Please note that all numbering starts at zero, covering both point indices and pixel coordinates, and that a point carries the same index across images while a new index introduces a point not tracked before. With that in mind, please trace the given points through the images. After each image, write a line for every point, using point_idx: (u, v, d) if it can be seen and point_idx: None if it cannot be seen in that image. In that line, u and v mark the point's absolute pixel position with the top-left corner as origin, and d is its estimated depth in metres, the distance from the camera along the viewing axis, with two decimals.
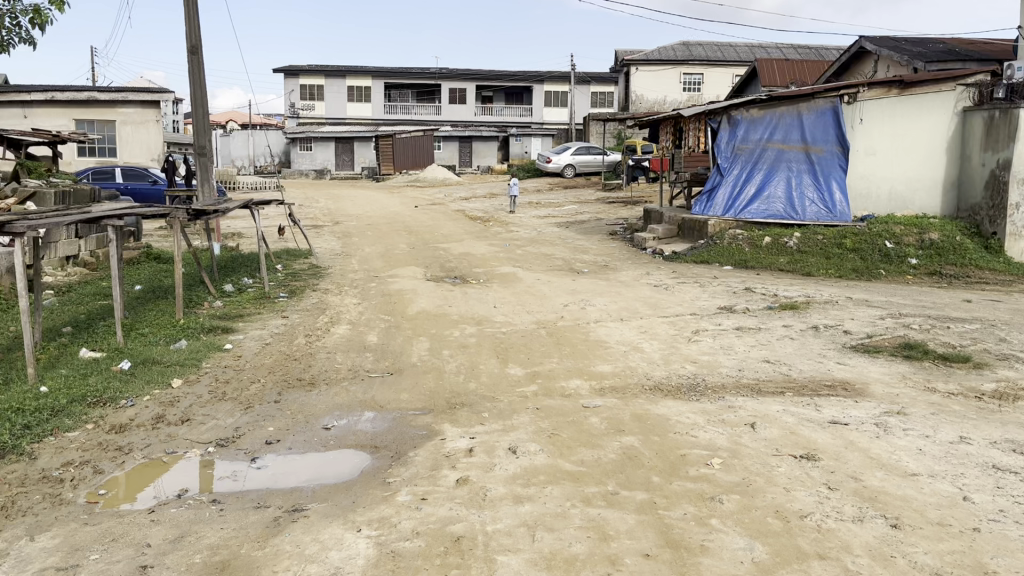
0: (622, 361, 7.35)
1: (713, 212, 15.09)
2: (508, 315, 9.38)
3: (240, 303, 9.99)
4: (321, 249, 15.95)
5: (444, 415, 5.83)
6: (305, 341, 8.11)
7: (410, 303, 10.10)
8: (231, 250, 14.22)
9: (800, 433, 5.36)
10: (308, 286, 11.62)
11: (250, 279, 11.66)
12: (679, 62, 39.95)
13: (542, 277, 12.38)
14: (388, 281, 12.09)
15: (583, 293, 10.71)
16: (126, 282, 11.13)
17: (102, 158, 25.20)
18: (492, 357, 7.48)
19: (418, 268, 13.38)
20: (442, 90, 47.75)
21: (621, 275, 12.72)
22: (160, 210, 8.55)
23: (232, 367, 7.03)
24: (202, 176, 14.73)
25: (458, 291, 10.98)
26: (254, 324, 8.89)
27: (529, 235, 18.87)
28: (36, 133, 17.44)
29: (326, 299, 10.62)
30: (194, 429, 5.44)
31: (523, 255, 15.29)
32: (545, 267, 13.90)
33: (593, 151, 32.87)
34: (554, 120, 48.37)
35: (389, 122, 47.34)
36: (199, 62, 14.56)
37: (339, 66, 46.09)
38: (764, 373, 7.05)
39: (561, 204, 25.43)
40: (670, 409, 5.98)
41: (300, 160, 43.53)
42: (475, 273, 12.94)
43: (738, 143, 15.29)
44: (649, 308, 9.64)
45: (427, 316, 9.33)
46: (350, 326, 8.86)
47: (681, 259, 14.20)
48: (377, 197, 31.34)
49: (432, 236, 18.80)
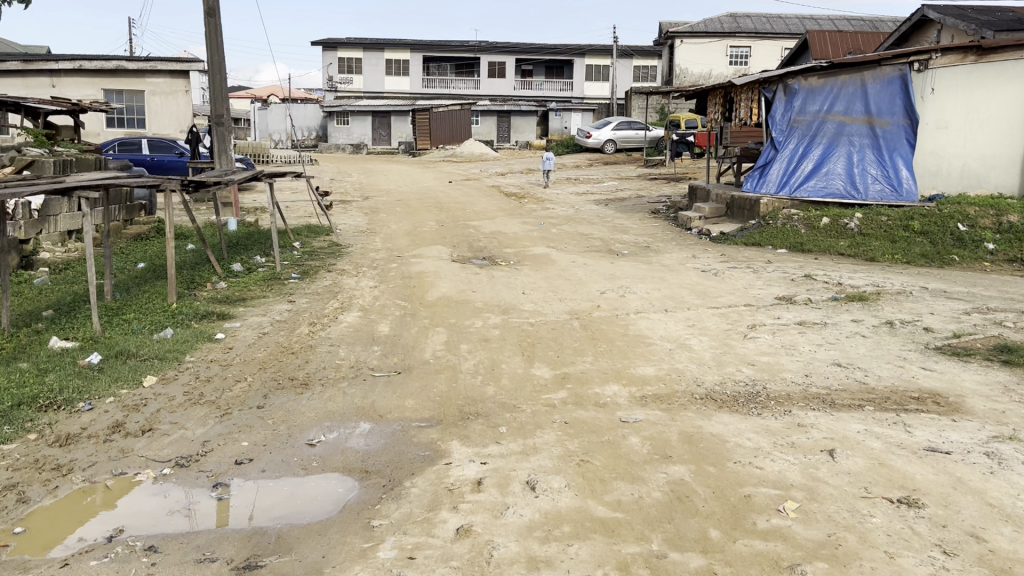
0: (667, 362, 6.33)
1: (766, 189, 13.85)
2: (537, 303, 8.40)
3: (245, 285, 9.14)
4: (344, 226, 15.07)
5: (453, 429, 4.89)
6: (308, 331, 7.21)
7: (431, 287, 9.16)
8: (248, 226, 13.40)
9: (893, 464, 4.31)
10: (324, 266, 10.74)
11: (262, 257, 10.79)
12: (725, 34, 38.29)
13: (578, 260, 11.36)
14: (411, 261, 11.15)
15: (622, 278, 9.66)
16: (129, 259, 10.34)
17: (130, 129, 24.57)
18: (516, 353, 6.50)
19: (444, 248, 12.44)
20: (481, 64, 46.54)
21: (666, 258, 11.64)
22: (149, 179, 7.64)
23: (219, 362, 6.13)
24: (219, 146, 13.86)
25: (485, 274, 10.01)
26: (255, 309, 8.01)
27: (566, 213, 17.79)
28: (55, 101, 16.79)
29: (341, 281, 9.72)
30: (154, 443, 4.55)
31: (558, 235, 14.27)
32: (582, 248, 12.88)
33: (635, 126, 31.53)
34: (595, 95, 46.96)
35: (427, 96, 46.33)
36: (216, 25, 13.65)
37: (378, 39, 45.15)
38: (836, 380, 5.97)
39: (601, 180, 24.27)
40: (726, 425, 4.96)
41: (337, 134, 42.77)
42: (505, 255, 11.95)
43: (795, 115, 13.97)
44: (697, 298, 8.57)
45: (448, 304, 8.38)
46: (360, 314, 7.94)
47: (730, 241, 13.04)
48: (411, 172, 30.42)
49: (463, 212, 17.83)
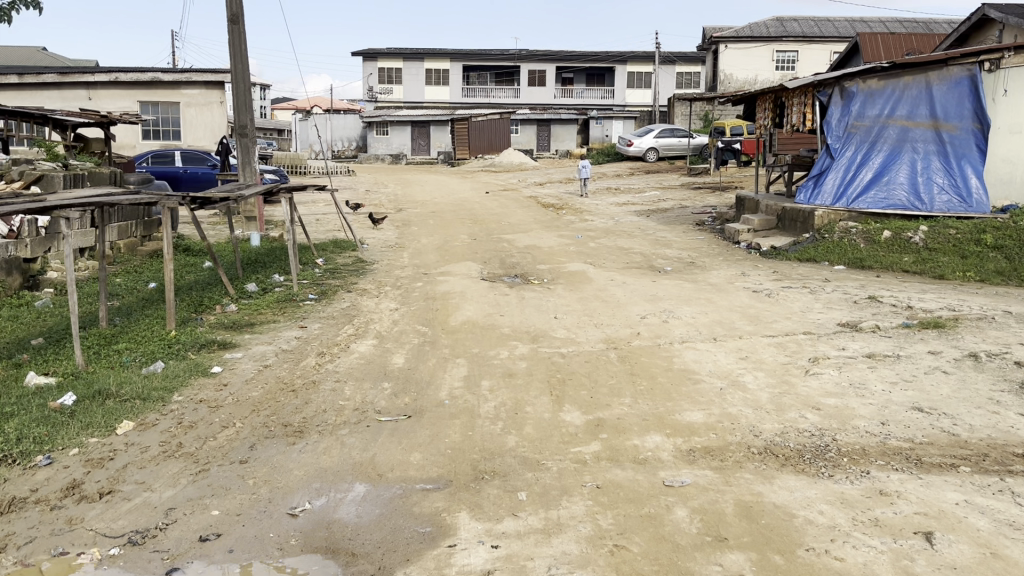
0: (717, 405, 5.49)
1: (821, 201, 12.85)
2: (570, 330, 7.61)
3: (257, 308, 8.51)
4: (373, 240, 14.45)
5: (465, 493, 4.13)
6: (315, 363, 6.51)
7: (455, 310, 8.42)
8: (272, 241, 12.84)
9: (1009, 554, 3.44)
10: (345, 285, 10.07)
11: (280, 276, 10.17)
12: (771, 39, 37.13)
13: (616, 278, 10.55)
14: (438, 280, 10.46)
15: (665, 299, 8.83)
16: (140, 278, 9.79)
17: (166, 141, 24.38)
18: (543, 393, 5.73)
19: (474, 264, 11.74)
20: (521, 73, 45.89)
21: (712, 275, 10.77)
22: (145, 197, 6.99)
23: (209, 402, 5.44)
24: (243, 158, 13.33)
25: (515, 294, 9.25)
26: (262, 336, 7.35)
27: (605, 225, 16.97)
28: (84, 114, 16.51)
29: (360, 303, 9.04)
30: (110, 511, 3.86)
31: (597, 250, 13.47)
32: (622, 263, 12.07)
33: (678, 133, 30.55)
34: (637, 102, 46.02)
35: (467, 106, 45.81)
36: (240, 32, 13.15)
37: (418, 49, 44.81)
38: (920, 429, 5.07)
39: (643, 190, 23.38)
40: (792, 492, 4.12)
41: (376, 145, 42.47)
42: (539, 272, 11.20)
43: (853, 120, 12.94)
44: (750, 324, 7.71)
45: (472, 330, 7.64)
46: (376, 341, 7.24)
47: (781, 256, 12.13)
48: (449, 183, 29.85)
49: (498, 225, 17.13)
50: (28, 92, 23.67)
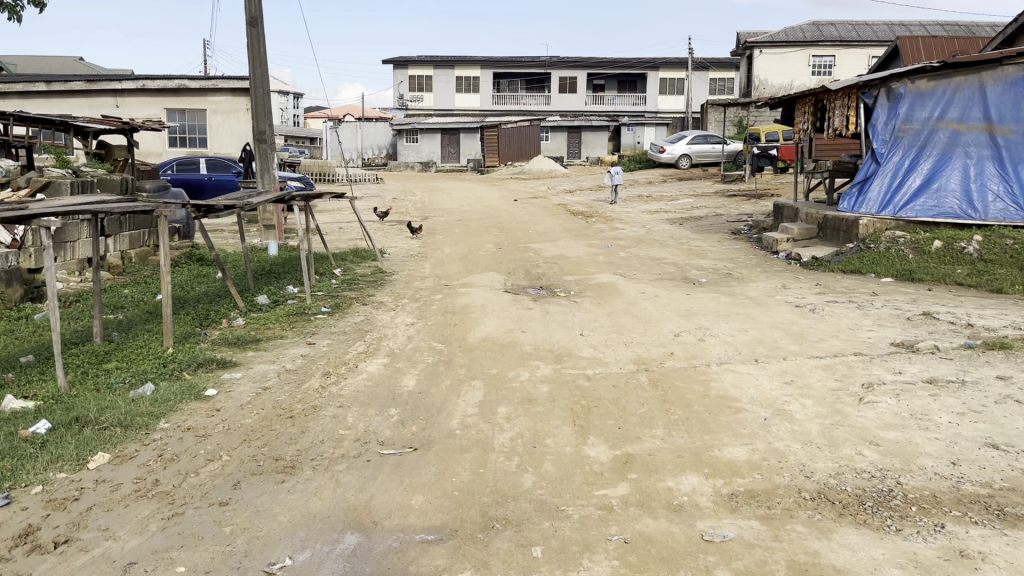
0: (761, 440, 4.88)
1: (866, 209, 12.10)
2: (597, 348, 7.03)
3: (265, 322, 8.04)
4: (395, 249, 13.99)
5: (471, 547, 3.58)
6: (318, 385, 5.98)
7: (475, 326, 7.88)
8: (290, 250, 12.41)
9: None
10: (361, 297, 9.58)
11: (294, 287, 9.71)
12: (808, 43, 36.23)
13: (648, 291, 9.94)
14: (459, 292, 9.94)
15: (700, 315, 8.21)
16: (148, 289, 9.38)
17: (193, 148, 24.23)
18: (565, 422, 5.15)
19: (498, 275, 11.21)
20: (552, 80, 45.39)
21: (750, 288, 10.12)
22: (140, 204, 6.51)
23: (197, 430, 4.95)
24: (261, 165, 12.94)
25: (539, 308, 8.69)
26: (266, 354, 6.86)
27: (636, 234, 16.36)
28: (106, 120, 16.28)
29: (375, 317, 8.54)
30: (62, 566, 3.38)
31: (627, 260, 12.87)
32: (654, 275, 11.45)
33: (711, 140, 29.80)
34: (669, 108, 45.28)
35: (497, 113, 45.41)
36: (259, 35, 12.78)
37: (449, 56, 44.54)
38: (999, 472, 4.40)
39: (676, 197, 22.71)
40: (854, 552, 3.51)
41: (406, 152, 42.19)
42: (565, 284, 10.63)
43: (900, 123, 12.21)
44: (793, 344, 7.07)
45: (492, 349, 7.09)
46: (387, 360, 6.72)
47: (823, 268, 11.43)
48: (477, 190, 29.41)
49: (525, 234, 16.60)
50: (57, 100, 23.64)
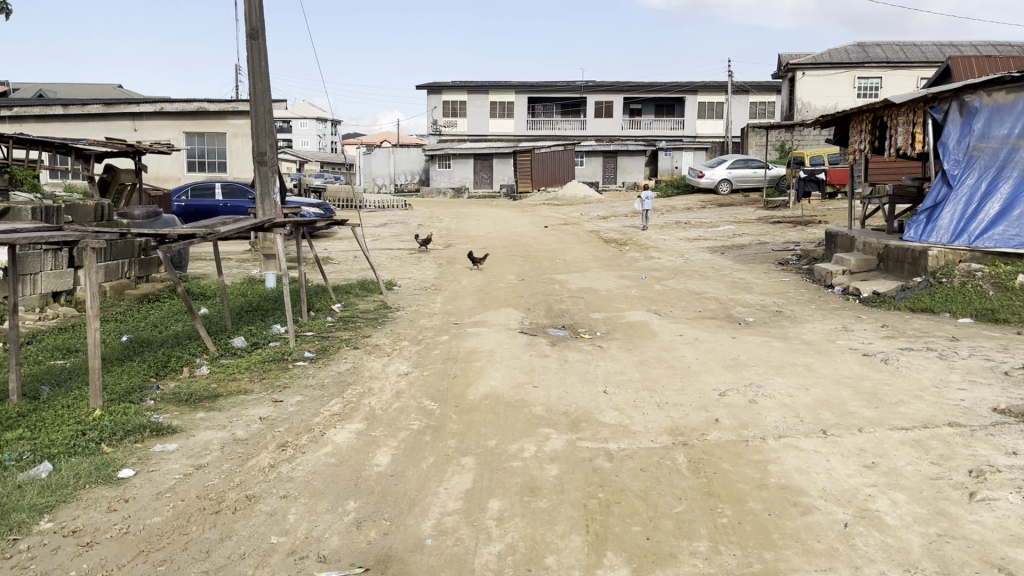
0: (844, 562, 3.52)
1: (935, 238, 10.69)
2: (624, 411, 5.70)
3: (233, 371, 6.85)
4: (407, 281, 12.83)
5: None
6: (268, 463, 4.73)
7: (478, 378, 6.61)
8: (289, 282, 11.28)
9: None
10: (355, 338, 8.36)
11: (280, 326, 8.53)
12: (853, 65, 34.65)
13: (686, 332, 8.60)
14: (468, 333, 8.69)
15: (749, 367, 6.84)
16: (115, 329, 8.28)
17: (212, 173, 23.49)
18: (574, 528, 3.84)
19: (516, 312, 9.96)
20: (588, 104, 44.28)
21: (806, 330, 8.73)
22: (61, 235, 5.34)
23: (83, 536, 3.75)
24: (262, 190, 11.91)
25: (556, 353, 7.37)
26: (218, 416, 5.64)
27: (672, 263, 15.01)
28: (110, 142, 15.43)
29: (365, 363, 7.31)
30: None
31: (663, 294, 11.54)
32: (692, 312, 10.10)
33: (752, 164, 28.37)
34: (708, 133, 43.93)
35: (531, 138, 44.42)
36: (260, 49, 11.78)
37: (482, 81, 43.75)
38: None
39: (716, 224, 21.32)
40: None
41: (438, 178, 41.41)
42: (591, 323, 9.32)
43: (975, 141, 10.69)
44: (868, 409, 5.67)
45: (494, 411, 5.81)
46: (362, 425, 5.45)
47: (888, 306, 10.00)
48: (508, 217, 28.27)
49: (552, 264, 15.36)
50: (75, 124, 23.05)
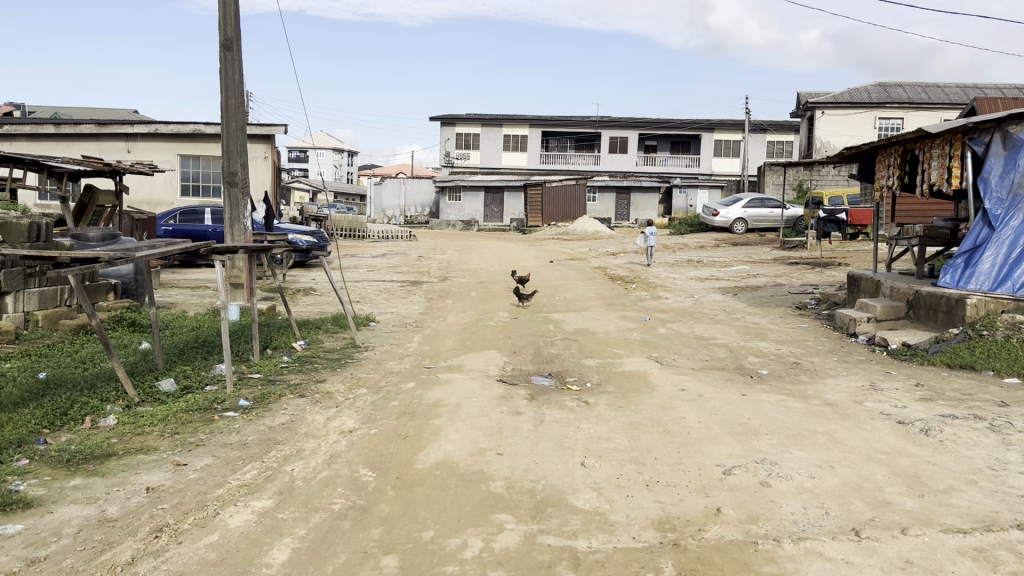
0: None
1: (975, 285, 9.54)
2: (603, 492, 4.56)
3: (144, 422, 5.75)
4: (388, 316, 11.77)
5: None
6: (125, 558, 3.62)
7: (432, 440, 5.48)
8: (253, 316, 10.24)
9: None
10: (306, 383, 7.26)
11: (222, 368, 7.44)
12: (874, 105, 33.63)
13: (689, 386, 7.45)
14: (438, 380, 7.58)
15: (761, 435, 5.67)
16: (32, 365, 7.22)
17: (206, 198, 22.69)
18: None
19: (499, 356, 8.85)
20: (602, 139, 43.46)
21: (827, 388, 7.55)
22: None
23: None
24: (231, 213, 10.93)
25: (532, 409, 6.23)
26: (94, 485, 4.52)
27: (680, 305, 13.90)
28: (85, 161, 14.59)
29: (307, 415, 6.20)
30: None
31: (668, 339, 10.41)
32: (698, 361, 8.95)
33: (769, 204, 27.33)
34: (725, 171, 42.97)
35: (544, 173, 43.62)
36: (234, 60, 10.92)
37: (497, 114, 43.11)
38: None
39: (729, 264, 20.21)
40: None
41: (448, 211, 40.66)
42: (582, 371, 8.19)
43: (1020, 178, 9.52)
44: (911, 500, 4.49)
45: (442, 488, 4.67)
46: (272, 504, 4.33)
47: (921, 360, 8.82)
48: (515, 250, 27.26)
49: (551, 301, 14.28)
50: (66, 143, 22.32)
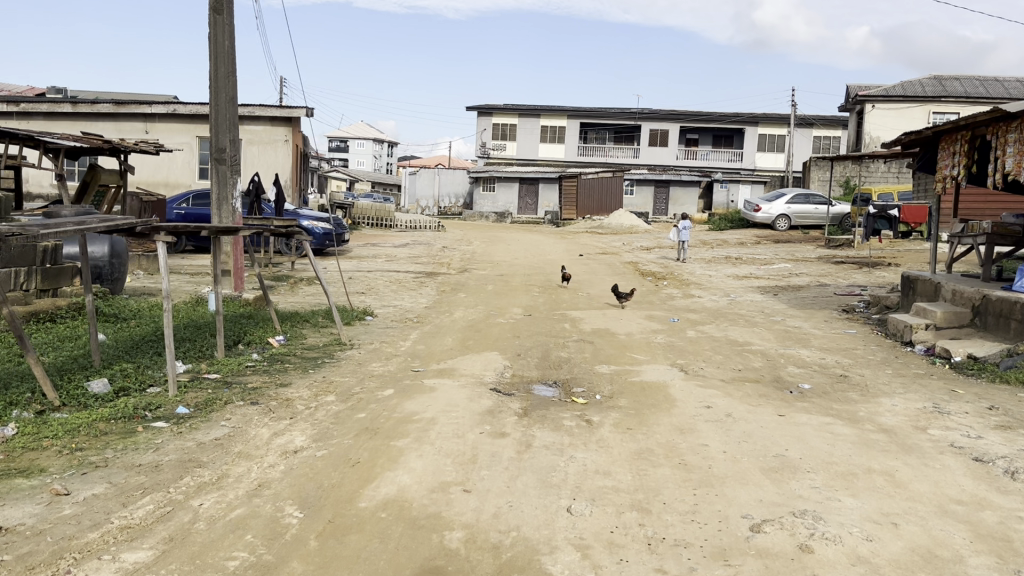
0: None
1: None
2: (589, 553, 3.45)
3: (46, 432, 4.75)
4: (390, 310, 10.74)
5: None
6: None
7: (387, 468, 4.40)
8: (236, 307, 9.28)
9: None
10: (266, 387, 6.23)
11: (172, 368, 6.46)
12: (929, 98, 31.74)
13: (716, 403, 6.28)
14: (422, 387, 6.51)
15: (802, 474, 4.51)
16: None
17: None
18: None
19: (500, 360, 7.75)
20: (641, 131, 42.02)
21: (883, 410, 6.32)
22: None
23: None
24: (218, 192, 10.03)
25: (521, 430, 5.12)
26: None
27: (714, 305, 12.67)
28: (84, 138, 13.72)
29: (250, 430, 5.16)
30: None
31: (697, 343, 9.22)
32: (730, 370, 7.76)
33: (814, 200, 25.80)
34: (768, 166, 41.34)
35: (581, 165, 42.33)
36: (224, 25, 9.95)
37: (534, 105, 41.92)
38: None
39: (771, 261, 18.86)
40: None
41: (482, 202, 39.61)
42: (591, 380, 7.07)
43: None
44: None
45: (382, 539, 3.59)
46: (149, 558, 3.30)
47: (993, 376, 7.56)
48: (546, 243, 26.10)
49: (574, 298, 13.14)
50: (84, 123, 21.65)
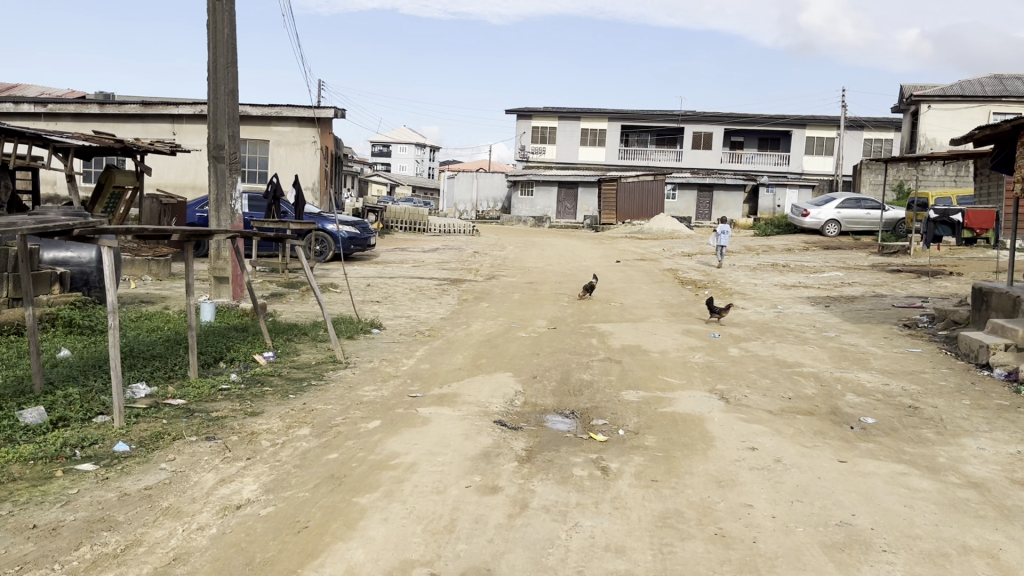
0: None
1: None
2: None
3: None
4: (402, 322, 9.84)
5: None
6: None
7: (340, 536, 3.47)
8: (228, 319, 8.47)
9: None
10: (231, 418, 5.34)
11: (130, 393, 5.62)
12: (989, 98, 29.95)
13: (763, 443, 5.22)
14: (415, 418, 5.56)
15: (876, 555, 3.45)
16: None
17: (251, 184, 21.32)
18: None
19: (513, 384, 6.77)
20: (685, 134, 40.69)
21: (968, 455, 5.19)
22: None
23: None
24: (216, 192, 9.27)
25: (520, 483, 4.14)
26: None
27: (760, 317, 11.53)
28: (95, 137, 13.08)
29: (191, 476, 4.26)
30: None
31: (741, 364, 8.13)
32: (778, 398, 6.67)
33: (865, 204, 24.41)
34: (816, 170, 39.84)
35: (622, 169, 41.15)
36: (224, 11, 9.13)
37: (574, 107, 40.90)
38: None
39: (822, 269, 17.57)
40: None
41: (520, 206, 38.69)
42: (616, 411, 6.05)
43: None
44: None
45: None
46: None
47: None
48: (583, 249, 25.06)
49: (606, 308, 12.12)
50: (111, 123, 21.19)
